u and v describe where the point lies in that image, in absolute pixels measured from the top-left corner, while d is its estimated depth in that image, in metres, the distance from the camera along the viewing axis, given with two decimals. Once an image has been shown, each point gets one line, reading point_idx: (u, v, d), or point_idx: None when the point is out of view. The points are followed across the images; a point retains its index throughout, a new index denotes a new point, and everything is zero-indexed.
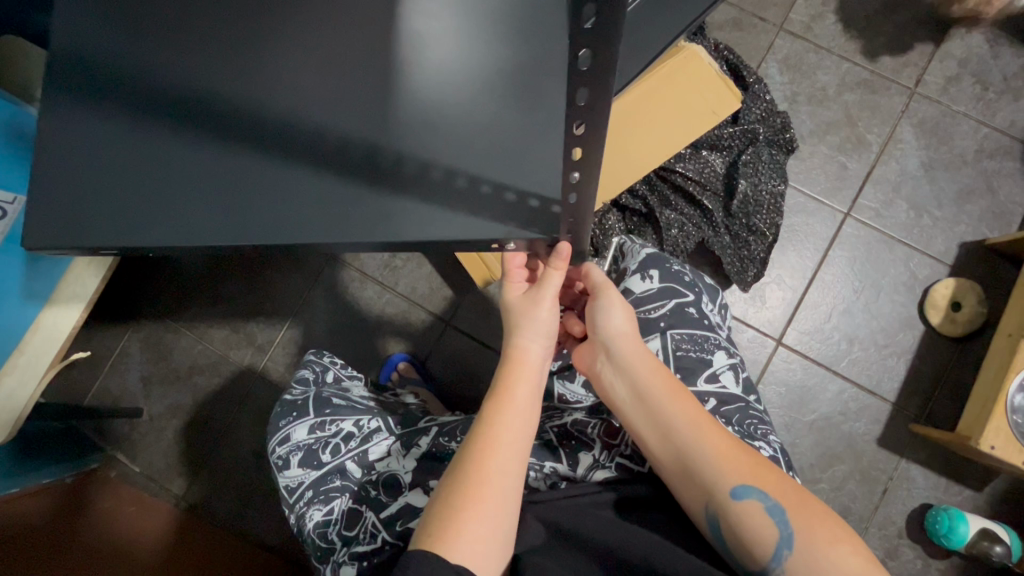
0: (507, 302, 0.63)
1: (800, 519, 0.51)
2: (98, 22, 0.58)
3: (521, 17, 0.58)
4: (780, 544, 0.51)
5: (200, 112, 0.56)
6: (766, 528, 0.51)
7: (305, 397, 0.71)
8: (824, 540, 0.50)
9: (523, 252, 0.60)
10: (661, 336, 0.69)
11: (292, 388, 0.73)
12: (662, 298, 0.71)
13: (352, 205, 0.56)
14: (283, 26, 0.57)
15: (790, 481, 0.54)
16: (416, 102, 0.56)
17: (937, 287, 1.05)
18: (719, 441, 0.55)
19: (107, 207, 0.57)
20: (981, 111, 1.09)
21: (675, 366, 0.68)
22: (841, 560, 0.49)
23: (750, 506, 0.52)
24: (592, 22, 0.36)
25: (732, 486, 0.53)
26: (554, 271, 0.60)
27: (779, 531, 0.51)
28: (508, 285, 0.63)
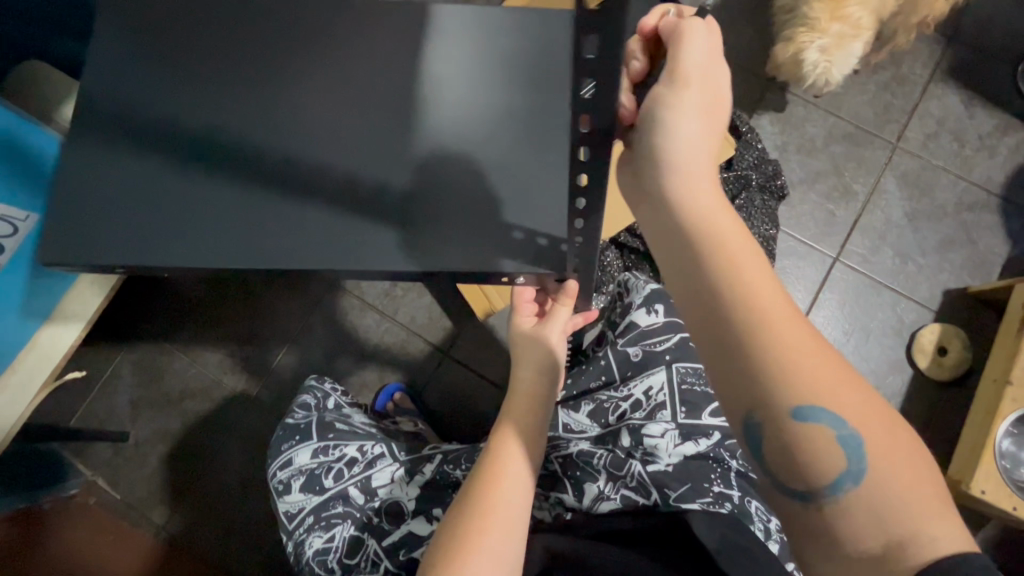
0: (515, 333, 0.66)
1: (882, 465, 0.37)
2: (136, 55, 0.61)
3: (534, 65, 0.62)
4: (843, 472, 0.37)
5: (225, 144, 0.59)
6: (829, 457, 0.38)
7: (307, 421, 0.71)
8: (902, 479, 0.37)
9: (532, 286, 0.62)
10: (667, 369, 0.70)
11: (294, 413, 0.73)
12: (666, 332, 0.73)
13: (367, 233, 0.57)
14: (311, 66, 0.61)
15: (885, 420, 0.39)
16: (433, 142, 0.59)
17: (924, 332, 1.08)
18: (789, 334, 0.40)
19: (125, 227, 0.57)
20: (959, 166, 1.16)
21: (679, 399, 0.68)
22: (921, 508, 0.36)
23: (815, 430, 0.38)
24: (589, 91, 0.42)
25: (794, 400, 0.39)
26: (562, 305, 0.63)
27: (846, 459, 0.38)
28: (516, 319, 0.67)
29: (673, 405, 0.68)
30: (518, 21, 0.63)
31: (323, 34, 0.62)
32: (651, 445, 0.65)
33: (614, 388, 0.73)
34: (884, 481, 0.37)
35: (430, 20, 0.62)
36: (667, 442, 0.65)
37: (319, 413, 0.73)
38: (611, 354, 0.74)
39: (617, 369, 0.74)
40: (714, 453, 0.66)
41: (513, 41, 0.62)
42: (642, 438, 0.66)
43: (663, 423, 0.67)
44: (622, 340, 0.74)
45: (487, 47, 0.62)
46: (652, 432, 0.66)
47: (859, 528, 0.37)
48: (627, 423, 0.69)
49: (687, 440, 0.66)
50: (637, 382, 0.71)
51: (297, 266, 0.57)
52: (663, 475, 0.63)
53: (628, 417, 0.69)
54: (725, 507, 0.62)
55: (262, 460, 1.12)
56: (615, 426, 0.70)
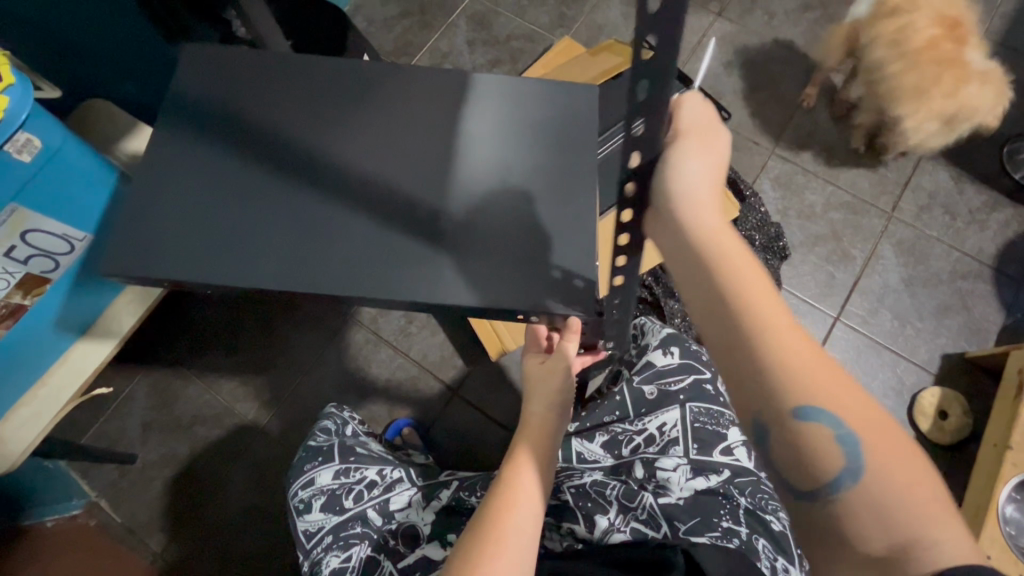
0: (529, 371, 0.68)
1: (881, 470, 0.40)
2: (207, 99, 0.69)
3: (560, 126, 0.68)
4: (842, 473, 0.40)
5: (277, 179, 0.65)
6: (830, 460, 0.41)
7: (330, 444, 0.74)
8: (902, 477, 0.40)
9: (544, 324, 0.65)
10: (680, 408, 0.74)
11: (316, 436, 0.76)
12: (681, 373, 0.77)
13: (403, 267, 0.61)
14: (362, 117, 0.68)
15: (889, 430, 0.42)
16: (469, 190, 0.65)
17: (924, 394, 1.10)
18: (798, 345, 0.43)
19: (181, 250, 0.62)
20: (951, 237, 1.22)
21: (692, 436, 0.72)
22: (922, 505, 0.39)
23: (818, 432, 0.41)
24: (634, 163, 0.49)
25: (800, 406, 0.41)
26: (569, 342, 0.65)
27: (847, 458, 0.40)
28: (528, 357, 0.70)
29: (685, 440, 0.72)
30: (549, 91, 0.70)
31: (375, 92, 0.69)
32: (663, 478, 0.70)
33: (628, 422, 0.77)
34: (883, 485, 0.40)
35: (471, 86, 0.70)
36: (678, 476, 0.69)
37: (340, 437, 0.76)
38: (626, 390, 0.78)
39: (632, 404, 0.78)
40: (723, 489, 0.69)
41: (543, 108, 0.69)
42: (655, 472, 0.71)
43: (675, 458, 0.71)
44: (639, 377, 0.78)
45: (519, 108, 0.69)
46: (664, 466, 0.71)
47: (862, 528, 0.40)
48: (640, 456, 0.74)
49: (698, 475, 0.69)
50: (651, 418, 0.75)
51: (334, 290, 0.60)
52: (674, 508, 0.67)
53: (642, 450, 0.74)
54: (732, 542, 0.63)
55: (267, 491, 1.12)
56: (628, 459, 0.75)
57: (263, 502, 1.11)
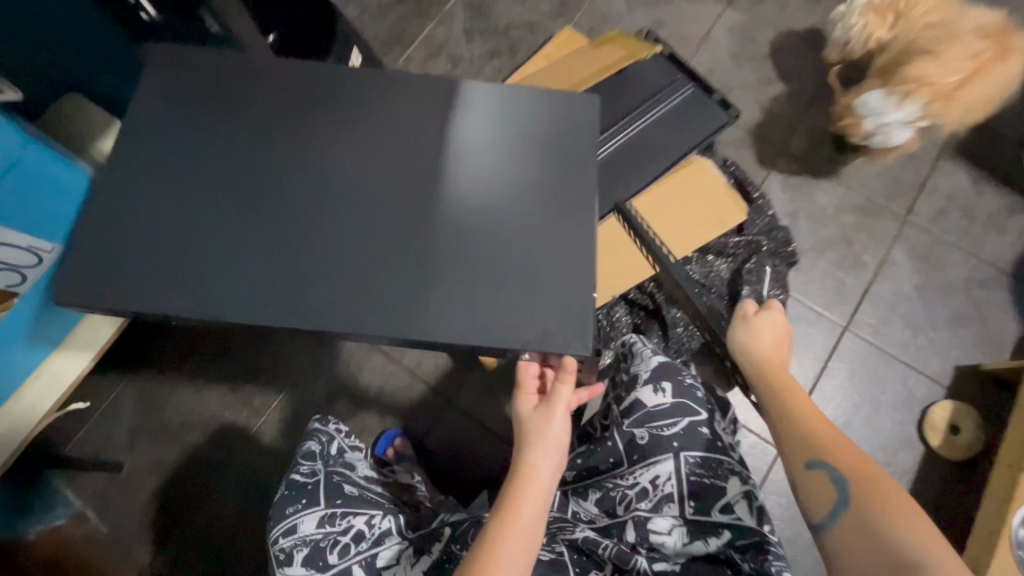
0: (518, 414, 0.56)
1: (885, 508, 0.55)
2: (175, 101, 0.63)
3: (558, 139, 0.62)
4: (835, 507, 0.57)
5: (252, 195, 0.60)
6: (825, 496, 0.58)
7: (315, 483, 0.73)
8: (889, 518, 0.54)
9: (535, 362, 0.57)
10: (673, 457, 0.71)
11: (300, 466, 0.74)
12: (674, 416, 0.73)
13: (385, 294, 0.56)
14: (342, 122, 0.62)
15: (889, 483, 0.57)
16: (456, 211, 0.59)
17: (935, 408, 1.06)
18: (814, 420, 0.65)
19: (144, 274, 0.57)
20: (968, 242, 1.17)
21: (687, 493, 0.70)
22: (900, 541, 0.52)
23: (819, 479, 0.60)
24: None
25: (806, 457, 0.62)
26: (564, 384, 0.55)
27: (835, 495, 0.58)
28: (519, 396, 0.57)
29: (681, 499, 0.70)
30: (543, 101, 0.64)
31: (354, 96, 0.63)
32: (658, 541, 0.69)
33: (621, 477, 0.74)
34: (883, 516, 0.55)
35: (460, 93, 0.64)
36: (674, 539, 0.69)
37: (325, 468, 0.76)
38: (617, 437, 0.75)
39: (624, 451, 0.74)
40: (724, 554, 0.67)
41: (536, 118, 0.63)
42: (648, 533, 0.70)
43: (670, 519, 0.70)
44: (629, 421, 0.74)
45: (513, 119, 0.63)
46: (658, 527, 0.70)
47: (856, 551, 0.54)
48: (633, 514, 0.71)
49: (695, 538, 0.68)
50: (642, 471, 0.72)
51: (310, 318, 0.56)
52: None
53: (634, 508, 0.72)
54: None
55: (257, 501, 1.10)
56: (622, 517, 0.72)
57: (254, 513, 1.09)
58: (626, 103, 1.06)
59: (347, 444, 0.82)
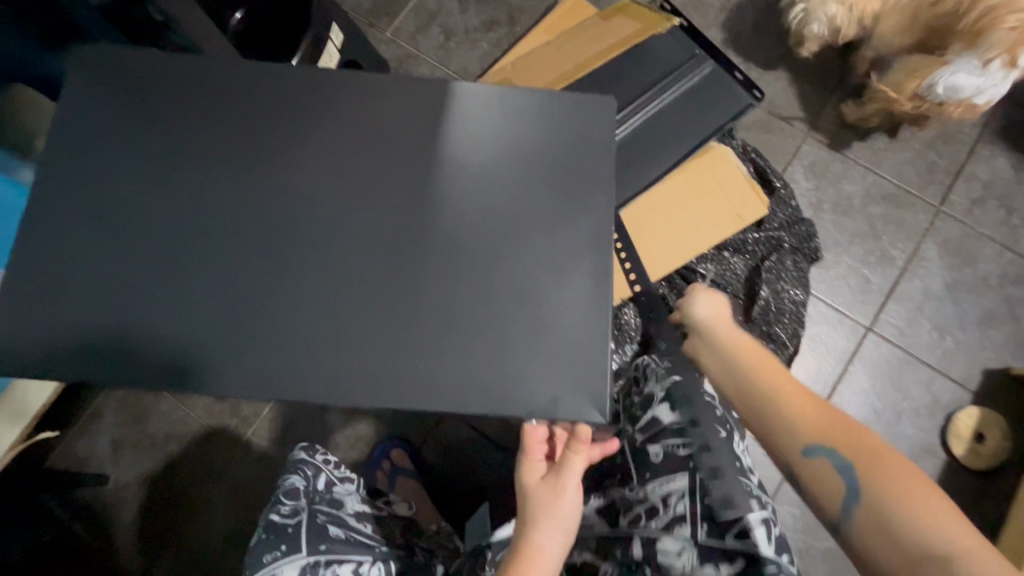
0: (522, 484, 0.51)
1: (894, 492, 0.42)
2: (105, 101, 0.52)
3: (567, 150, 0.52)
4: (846, 497, 0.44)
5: (198, 217, 0.49)
6: (831, 488, 0.45)
7: (296, 524, 0.67)
8: (897, 495, 0.41)
9: (540, 426, 0.48)
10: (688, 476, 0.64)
11: (280, 505, 0.69)
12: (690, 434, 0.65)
13: (363, 343, 0.47)
14: (311, 129, 0.52)
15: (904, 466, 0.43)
16: (450, 245, 0.49)
17: (960, 415, 1.01)
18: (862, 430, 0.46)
19: (75, 319, 0.47)
20: (1005, 235, 1.08)
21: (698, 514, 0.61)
22: (924, 521, 0.39)
23: (821, 467, 0.45)
24: None
25: (802, 442, 0.47)
26: (577, 454, 0.49)
27: (843, 482, 0.44)
28: (524, 463, 0.51)
29: (694, 519, 0.61)
30: (552, 102, 0.53)
31: (321, 98, 0.53)
32: (665, 563, 0.62)
33: (630, 488, 0.68)
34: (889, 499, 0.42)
35: (452, 96, 0.53)
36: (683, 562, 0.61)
37: (309, 504, 0.70)
38: (628, 449, 0.70)
39: (635, 469, 0.69)
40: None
41: (543, 124, 0.52)
42: (655, 554, 0.63)
43: (681, 540, 0.62)
44: (641, 437, 0.69)
45: (514, 125, 0.52)
46: (667, 548, 0.62)
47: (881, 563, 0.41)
48: (641, 531, 0.65)
49: (706, 563, 0.59)
50: (653, 487, 0.66)
51: (271, 373, 0.46)
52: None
53: (643, 525, 0.65)
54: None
55: (249, 513, 1.06)
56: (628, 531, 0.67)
57: (246, 524, 1.05)
58: (638, 83, 0.95)
59: (334, 477, 0.77)
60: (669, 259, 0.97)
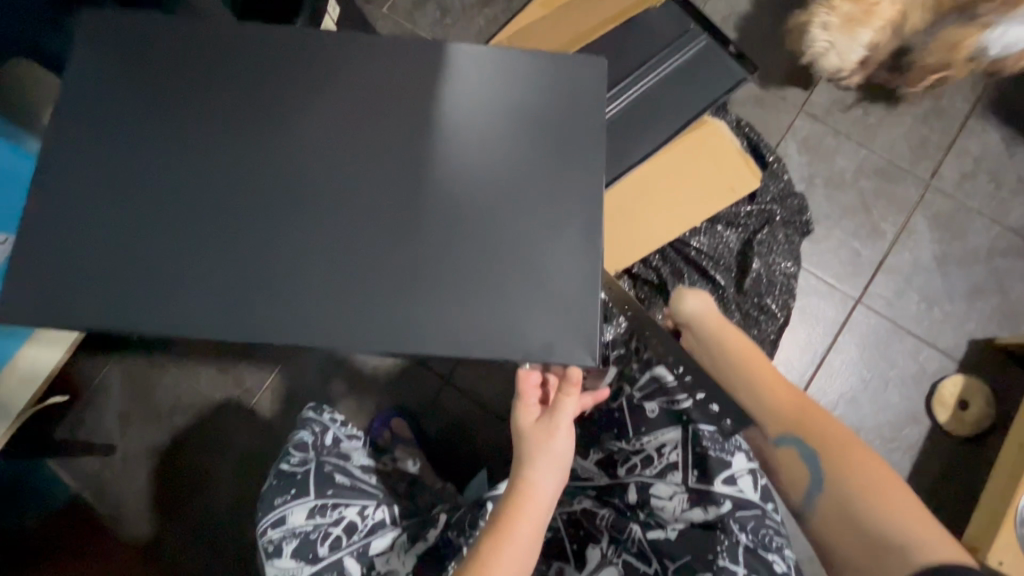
0: (518, 426, 0.53)
1: (857, 490, 0.54)
2: (107, 65, 0.53)
3: (560, 117, 0.54)
4: (809, 483, 0.57)
5: (203, 177, 0.51)
6: (800, 474, 0.58)
7: (304, 472, 0.71)
8: (862, 489, 0.54)
9: (536, 369, 0.52)
10: (682, 429, 0.68)
11: (289, 457, 0.73)
12: None
13: (367, 294, 0.50)
14: (310, 93, 0.53)
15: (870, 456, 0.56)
16: (445, 200, 0.51)
17: (945, 383, 1.04)
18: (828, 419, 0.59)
19: (88, 273, 0.49)
20: (994, 209, 1.10)
21: (691, 462, 0.66)
22: (876, 511, 0.52)
23: (791, 455, 0.59)
24: None
25: (775, 434, 0.60)
26: (568, 395, 0.52)
27: (810, 472, 0.57)
28: (519, 407, 0.54)
29: (684, 466, 0.67)
30: (546, 71, 0.55)
31: (321, 63, 0.54)
32: (657, 506, 0.67)
33: (625, 440, 0.72)
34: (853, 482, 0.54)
35: (446, 58, 0.55)
36: (674, 505, 0.66)
37: (316, 458, 0.74)
38: (626, 406, 0.71)
39: (630, 422, 0.71)
40: (721, 523, 0.63)
41: (537, 93, 0.55)
42: (649, 498, 0.68)
43: (672, 485, 0.67)
44: (639, 395, 0.71)
45: (508, 92, 0.55)
46: (660, 493, 0.67)
47: (841, 539, 0.53)
48: (636, 478, 0.69)
49: (695, 505, 0.65)
50: (650, 438, 0.69)
51: (277, 324, 0.49)
52: (663, 543, 0.64)
53: (637, 473, 0.69)
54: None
55: (253, 481, 1.09)
56: (624, 479, 0.71)
57: (252, 492, 1.08)
58: (633, 57, 0.96)
59: (343, 435, 0.80)
60: (658, 231, 0.98)
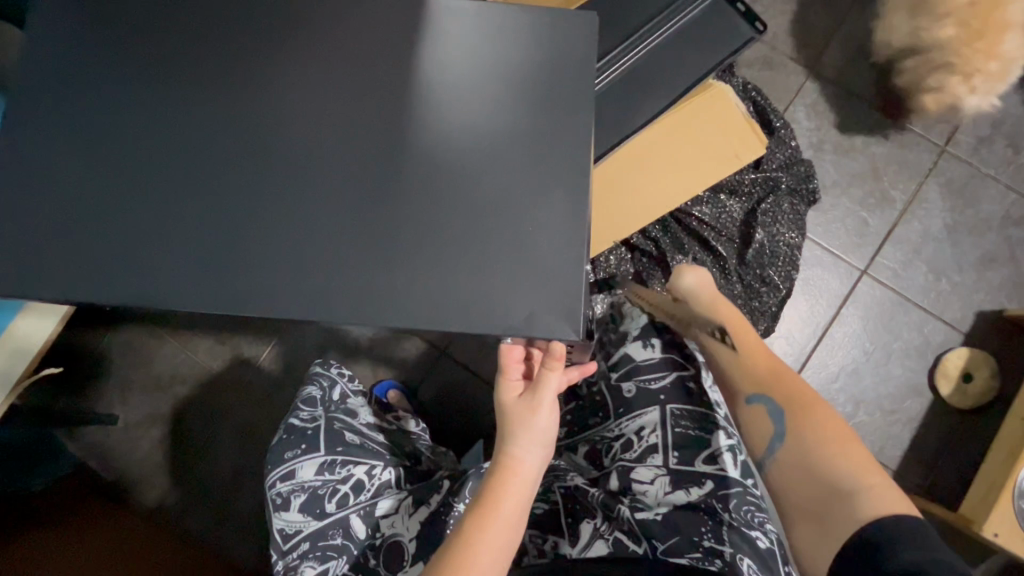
0: (501, 403, 0.52)
1: (818, 445, 0.55)
2: (75, 27, 0.51)
3: (547, 80, 0.51)
4: (773, 437, 0.58)
5: (177, 144, 0.50)
6: (764, 428, 0.59)
7: (315, 428, 0.70)
8: (825, 447, 0.55)
9: (519, 343, 0.50)
10: (660, 409, 0.66)
11: (299, 411, 0.72)
12: (663, 369, 0.68)
13: (345, 265, 0.48)
14: (285, 55, 0.51)
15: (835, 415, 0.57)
16: (424, 166, 0.49)
17: (950, 355, 1.02)
18: (795, 379, 0.60)
19: (61, 243, 0.48)
20: (1010, 175, 1.05)
21: (671, 443, 0.64)
22: (834, 467, 0.54)
23: (759, 412, 0.60)
24: None
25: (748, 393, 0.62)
26: (551, 371, 0.50)
27: (774, 427, 0.59)
28: (501, 382, 0.53)
29: (664, 448, 0.64)
30: (533, 31, 0.52)
31: (297, 25, 0.52)
32: (639, 491, 0.64)
33: (607, 427, 0.70)
34: (816, 435, 0.56)
35: (426, 16, 0.52)
36: (655, 489, 0.63)
37: (325, 413, 0.73)
38: (607, 389, 0.72)
39: (612, 405, 0.71)
40: (705, 504, 0.61)
41: (523, 54, 0.52)
42: (631, 483, 0.65)
43: (653, 469, 0.64)
44: (617, 376, 0.71)
45: (494, 55, 0.52)
46: (640, 477, 0.64)
47: (797, 487, 0.56)
48: (618, 463, 0.67)
49: (677, 488, 0.62)
50: (628, 421, 0.68)
51: (253, 295, 0.47)
52: (652, 525, 0.61)
53: (618, 457, 0.67)
54: (714, 564, 0.56)
55: (254, 450, 1.10)
56: (608, 467, 0.68)
57: (252, 460, 1.10)
58: None
59: (350, 391, 0.78)
60: (656, 202, 0.96)
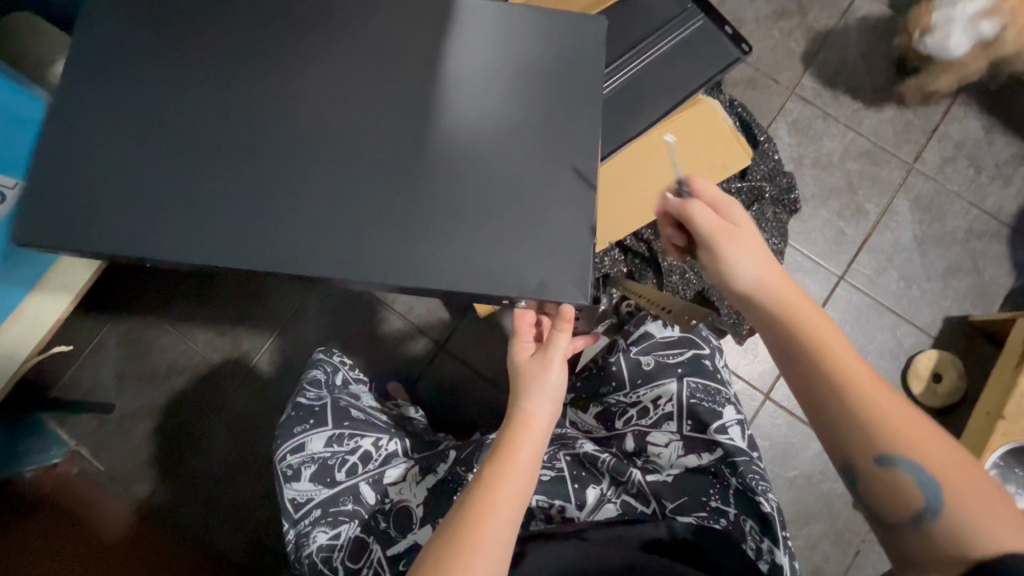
0: (515, 363, 0.56)
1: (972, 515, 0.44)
2: (127, 14, 0.55)
3: (562, 74, 0.57)
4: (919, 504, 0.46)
5: (217, 121, 0.54)
6: (906, 499, 0.46)
7: (322, 405, 0.73)
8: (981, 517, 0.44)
9: (531, 307, 0.55)
10: (678, 381, 0.71)
11: (305, 391, 0.75)
12: (680, 347, 0.74)
13: (372, 233, 0.52)
14: (322, 45, 0.56)
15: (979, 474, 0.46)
16: (447, 146, 0.54)
17: (921, 357, 1.08)
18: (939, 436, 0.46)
19: (105, 207, 0.51)
20: (972, 192, 1.14)
21: (686, 411, 0.69)
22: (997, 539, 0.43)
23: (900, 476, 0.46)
24: None
25: (884, 452, 0.46)
26: (561, 331, 0.54)
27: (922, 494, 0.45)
28: (516, 344, 0.57)
29: (680, 416, 0.69)
30: (549, 33, 0.58)
31: (333, 19, 0.57)
32: (654, 453, 0.68)
33: (623, 394, 0.74)
34: (966, 511, 0.44)
35: (452, 13, 0.58)
36: (670, 452, 0.68)
37: (330, 393, 0.75)
38: (623, 361, 0.75)
39: (628, 376, 0.74)
40: (714, 468, 0.66)
41: (540, 53, 0.57)
42: (645, 446, 0.69)
43: (668, 434, 0.69)
44: (635, 348, 0.75)
45: (514, 51, 0.57)
46: (656, 440, 0.69)
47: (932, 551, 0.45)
48: (633, 428, 0.71)
49: (689, 452, 0.67)
50: (646, 390, 0.72)
51: (284, 259, 0.51)
52: (660, 485, 0.65)
53: (634, 422, 0.71)
54: (720, 523, 0.63)
55: (249, 442, 1.11)
56: (621, 430, 0.72)
57: (246, 452, 1.11)
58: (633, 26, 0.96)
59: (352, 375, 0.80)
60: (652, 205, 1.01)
